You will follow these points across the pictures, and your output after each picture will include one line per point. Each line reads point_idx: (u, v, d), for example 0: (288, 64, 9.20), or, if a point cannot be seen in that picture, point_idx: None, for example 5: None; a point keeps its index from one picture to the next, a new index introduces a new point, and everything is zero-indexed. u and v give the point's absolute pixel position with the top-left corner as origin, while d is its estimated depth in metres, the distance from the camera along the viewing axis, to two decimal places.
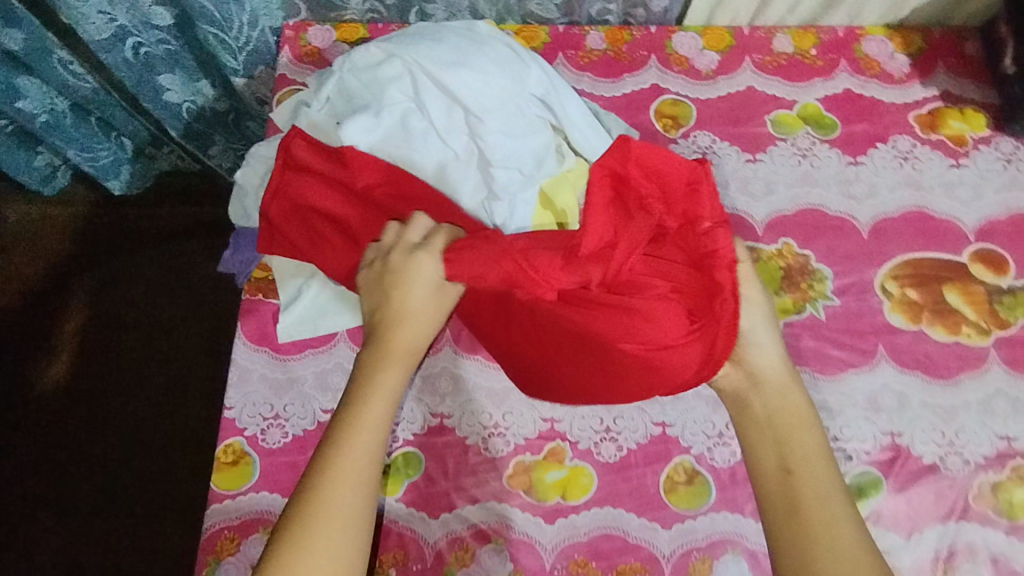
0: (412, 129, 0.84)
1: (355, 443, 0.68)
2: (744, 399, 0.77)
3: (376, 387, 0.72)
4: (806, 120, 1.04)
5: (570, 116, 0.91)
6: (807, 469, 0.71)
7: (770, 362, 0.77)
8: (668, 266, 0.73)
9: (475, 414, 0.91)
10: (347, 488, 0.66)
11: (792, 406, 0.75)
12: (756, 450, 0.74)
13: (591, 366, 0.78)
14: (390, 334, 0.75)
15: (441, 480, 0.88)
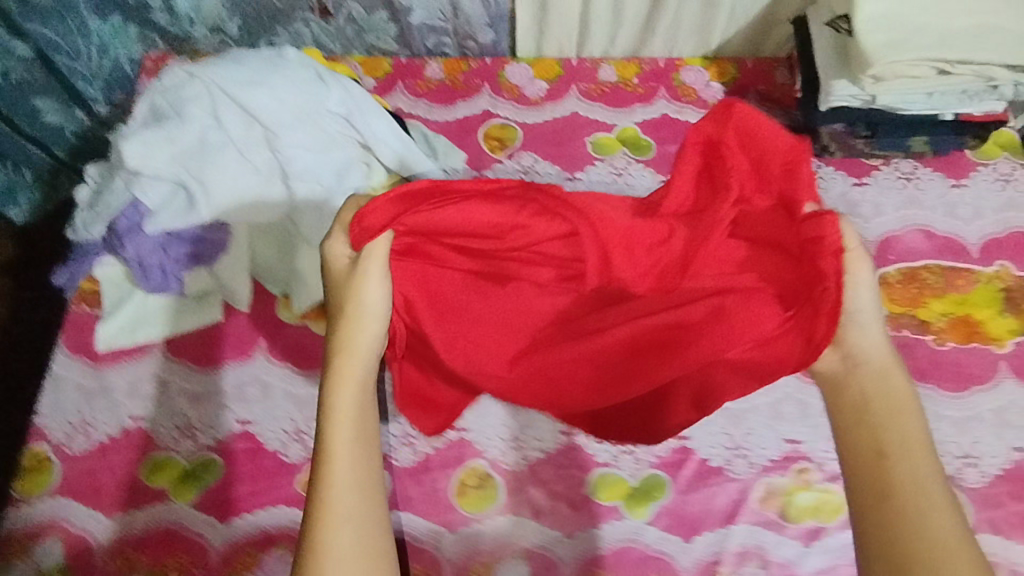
0: (210, 142, 0.90)
1: (332, 481, 0.57)
2: (854, 375, 0.61)
3: (334, 412, 0.60)
4: (624, 142, 1.10)
5: (377, 134, 0.97)
6: (924, 460, 0.55)
7: (875, 342, 0.62)
8: (756, 254, 0.67)
9: (279, 420, 0.95)
10: (349, 527, 0.56)
11: (931, 392, 0.58)
12: (849, 438, 0.58)
13: (623, 371, 0.71)
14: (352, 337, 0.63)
15: (237, 485, 0.91)
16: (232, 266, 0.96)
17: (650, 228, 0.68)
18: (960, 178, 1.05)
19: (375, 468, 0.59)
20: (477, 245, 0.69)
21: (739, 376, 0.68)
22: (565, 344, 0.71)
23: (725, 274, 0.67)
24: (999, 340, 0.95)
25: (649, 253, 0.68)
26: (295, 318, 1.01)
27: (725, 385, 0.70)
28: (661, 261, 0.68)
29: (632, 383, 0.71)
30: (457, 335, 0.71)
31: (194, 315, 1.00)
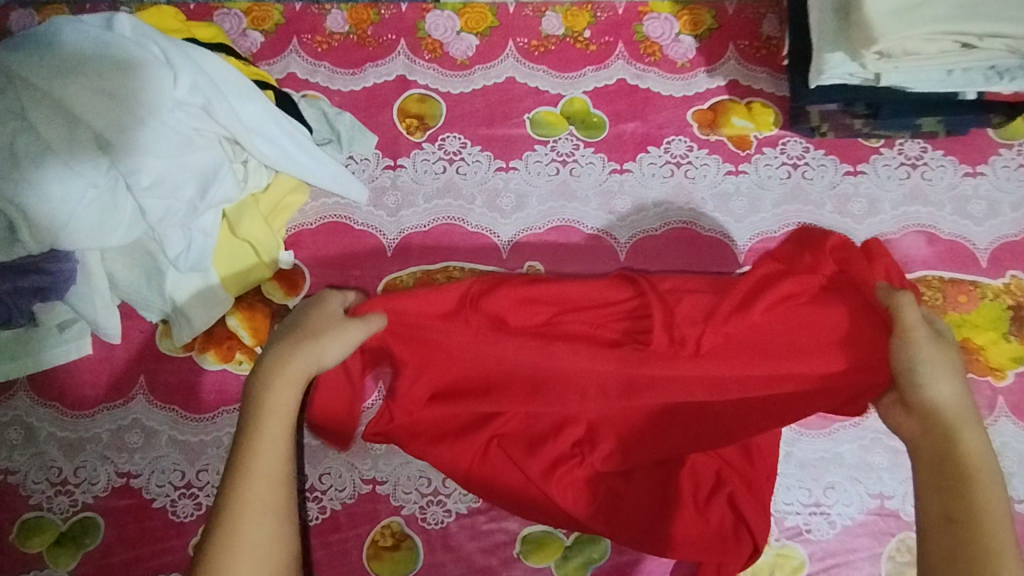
0: (25, 154, 0.70)
1: (249, 469, 0.63)
2: (952, 428, 0.65)
3: (266, 413, 0.66)
4: (570, 118, 0.89)
5: (246, 124, 0.78)
6: (975, 516, 0.61)
7: (956, 401, 0.66)
8: (801, 336, 0.75)
9: (165, 473, 0.82)
10: (254, 523, 0.62)
11: (967, 444, 0.64)
12: (926, 491, 0.64)
13: (644, 467, 0.77)
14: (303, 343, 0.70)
15: (121, 550, 0.80)
16: (88, 297, 0.79)
17: (699, 299, 0.76)
18: (975, 166, 0.87)
19: (281, 478, 0.64)
20: (564, 323, 0.77)
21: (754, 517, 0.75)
22: (563, 431, 0.77)
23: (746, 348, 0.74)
24: (999, 370, 0.82)
25: (726, 324, 0.75)
26: (177, 349, 0.85)
27: (749, 504, 0.76)
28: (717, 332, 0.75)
29: (691, 487, 0.76)
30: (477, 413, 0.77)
31: (56, 349, 0.84)
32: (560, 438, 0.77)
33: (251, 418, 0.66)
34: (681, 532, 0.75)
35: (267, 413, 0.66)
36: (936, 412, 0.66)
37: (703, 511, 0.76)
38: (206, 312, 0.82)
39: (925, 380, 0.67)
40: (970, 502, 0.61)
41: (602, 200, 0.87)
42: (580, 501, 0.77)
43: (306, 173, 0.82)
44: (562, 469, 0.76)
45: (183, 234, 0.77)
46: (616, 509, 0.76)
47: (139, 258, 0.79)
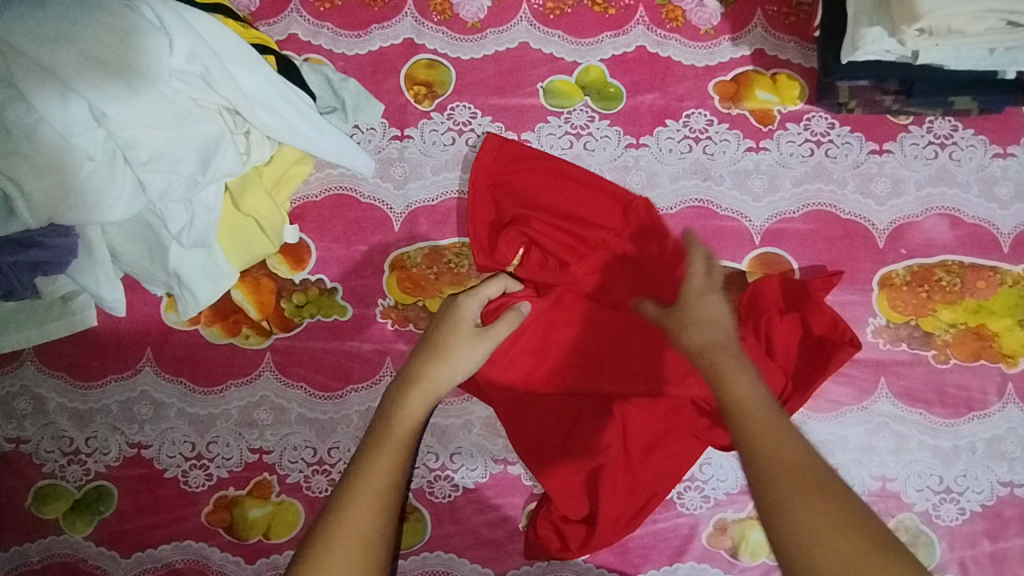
0: (16, 125, 0.66)
1: (364, 483, 0.63)
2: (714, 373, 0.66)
3: (396, 424, 0.67)
4: (586, 88, 0.86)
5: (246, 92, 0.75)
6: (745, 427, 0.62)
7: (715, 311, 0.70)
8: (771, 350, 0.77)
9: (175, 444, 0.83)
10: (365, 514, 0.62)
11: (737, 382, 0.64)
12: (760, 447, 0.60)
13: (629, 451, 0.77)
14: (441, 341, 0.73)
15: (136, 517, 0.81)
16: (91, 271, 0.77)
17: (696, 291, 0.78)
18: (1005, 146, 0.84)
19: (387, 529, 0.62)
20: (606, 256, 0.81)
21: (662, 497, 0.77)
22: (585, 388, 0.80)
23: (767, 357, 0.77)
24: (1011, 357, 0.81)
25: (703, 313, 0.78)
26: (183, 322, 0.85)
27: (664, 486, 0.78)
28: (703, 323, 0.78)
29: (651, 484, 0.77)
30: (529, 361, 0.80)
31: (61, 321, 0.83)
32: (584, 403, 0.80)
33: (370, 447, 0.66)
34: (622, 524, 0.77)
35: (401, 421, 0.67)
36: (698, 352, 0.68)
37: (646, 508, 0.77)
38: (210, 286, 0.80)
39: (678, 332, 0.71)
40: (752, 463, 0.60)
41: (616, 174, 0.85)
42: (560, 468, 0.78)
43: (310, 146, 0.79)
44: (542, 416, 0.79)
45: (185, 208, 0.75)
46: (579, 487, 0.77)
47: (140, 231, 0.77)
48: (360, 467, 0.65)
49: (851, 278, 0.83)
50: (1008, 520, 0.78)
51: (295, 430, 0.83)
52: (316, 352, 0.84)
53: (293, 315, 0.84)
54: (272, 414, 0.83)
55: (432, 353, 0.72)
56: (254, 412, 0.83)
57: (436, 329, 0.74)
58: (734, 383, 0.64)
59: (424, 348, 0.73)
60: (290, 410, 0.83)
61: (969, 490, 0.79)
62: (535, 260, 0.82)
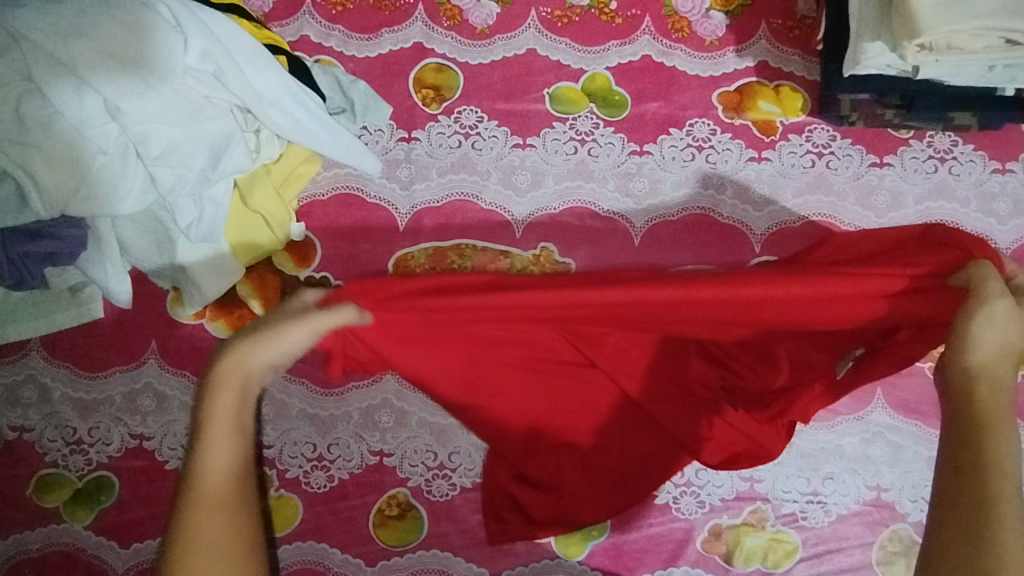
0: (32, 117, 0.68)
1: (201, 490, 0.61)
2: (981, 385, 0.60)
3: (215, 415, 0.64)
4: (592, 95, 0.88)
5: (258, 91, 0.76)
6: (979, 443, 0.56)
7: (994, 355, 0.62)
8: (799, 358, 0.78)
9: (177, 437, 0.84)
10: (212, 516, 0.60)
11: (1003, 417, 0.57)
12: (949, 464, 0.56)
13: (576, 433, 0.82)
14: (261, 325, 0.71)
15: (136, 508, 0.82)
16: (100, 263, 0.78)
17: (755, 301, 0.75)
18: (1005, 162, 0.85)
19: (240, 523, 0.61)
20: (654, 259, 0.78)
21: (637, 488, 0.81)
22: (472, 380, 0.80)
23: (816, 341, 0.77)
24: None
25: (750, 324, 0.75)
26: (188, 316, 0.86)
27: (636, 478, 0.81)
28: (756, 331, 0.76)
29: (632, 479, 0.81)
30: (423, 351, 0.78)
31: (69, 311, 0.85)
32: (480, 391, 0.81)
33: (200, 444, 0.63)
34: (610, 507, 0.80)
35: (212, 415, 0.64)
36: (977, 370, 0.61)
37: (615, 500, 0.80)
38: (217, 282, 0.81)
39: (970, 343, 0.62)
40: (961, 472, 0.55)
41: (619, 181, 0.86)
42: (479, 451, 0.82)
43: (320, 146, 0.81)
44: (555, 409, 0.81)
45: (194, 204, 0.76)
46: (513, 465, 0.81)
47: (150, 225, 0.79)
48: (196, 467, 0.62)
49: None
50: None
51: (296, 425, 0.84)
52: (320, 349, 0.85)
53: None
54: (274, 409, 0.84)
55: (257, 337, 0.70)
56: (256, 406, 0.84)
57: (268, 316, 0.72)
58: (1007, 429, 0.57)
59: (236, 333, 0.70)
60: (291, 406, 0.84)
61: None
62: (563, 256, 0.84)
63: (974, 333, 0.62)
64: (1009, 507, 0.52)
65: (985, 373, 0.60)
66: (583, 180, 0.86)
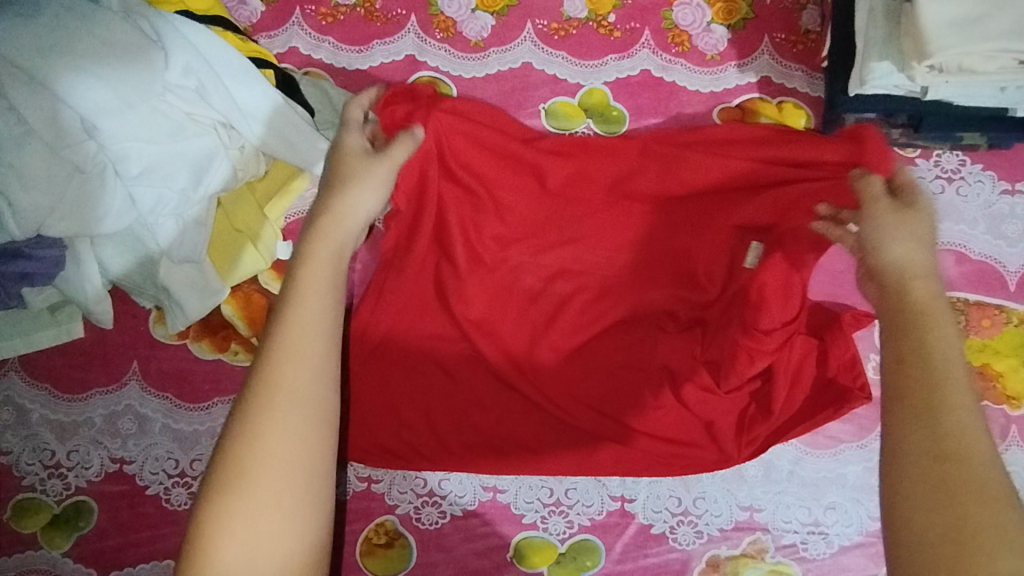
0: (7, 137, 0.66)
1: (277, 376, 0.50)
2: (901, 282, 0.55)
3: (302, 302, 0.53)
4: (589, 111, 0.85)
5: (242, 108, 0.73)
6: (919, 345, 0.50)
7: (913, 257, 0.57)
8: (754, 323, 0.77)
9: (159, 461, 0.81)
10: (291, 415, 0.49)
11: (931, 320, 0.51)
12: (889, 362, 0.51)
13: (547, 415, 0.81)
14: (337, 206, 0.62)
15: (115, 534, 0.80)
16: (79, 283, 0.75)
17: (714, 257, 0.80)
18: (1015, 182, 0.82)
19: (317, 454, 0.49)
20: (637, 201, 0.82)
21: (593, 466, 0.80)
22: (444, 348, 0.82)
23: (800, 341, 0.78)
24: (1015, 399, 0.80)
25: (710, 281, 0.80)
26: (171, 336, 0.83)
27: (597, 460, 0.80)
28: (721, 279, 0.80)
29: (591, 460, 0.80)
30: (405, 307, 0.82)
31: (48, 330, 0.82)
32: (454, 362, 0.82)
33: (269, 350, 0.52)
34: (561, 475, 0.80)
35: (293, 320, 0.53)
36: (897, 269, 0.57)
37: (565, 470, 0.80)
38: (199, 301, 0.79)
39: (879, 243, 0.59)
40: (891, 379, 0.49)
41: (616, 199, 0.83)
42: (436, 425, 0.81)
43: (307, 162, 0.78)
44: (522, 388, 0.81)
45: (175, 223, 0.74)
46: (462, 432, 0.80)
47: (129, 245, 0.75)
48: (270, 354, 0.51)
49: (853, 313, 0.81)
50: None
51: None
52: None
53: None
54: None
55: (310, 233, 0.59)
56: None
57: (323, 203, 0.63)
58: (921, 286, 0.55)
59: (319, 220, 0.60)
60: None
61: None
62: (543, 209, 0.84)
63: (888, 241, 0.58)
64: (956, 392, 0.47)
65: (903, 263, 0.57)
66: (579, 197, 0.84)
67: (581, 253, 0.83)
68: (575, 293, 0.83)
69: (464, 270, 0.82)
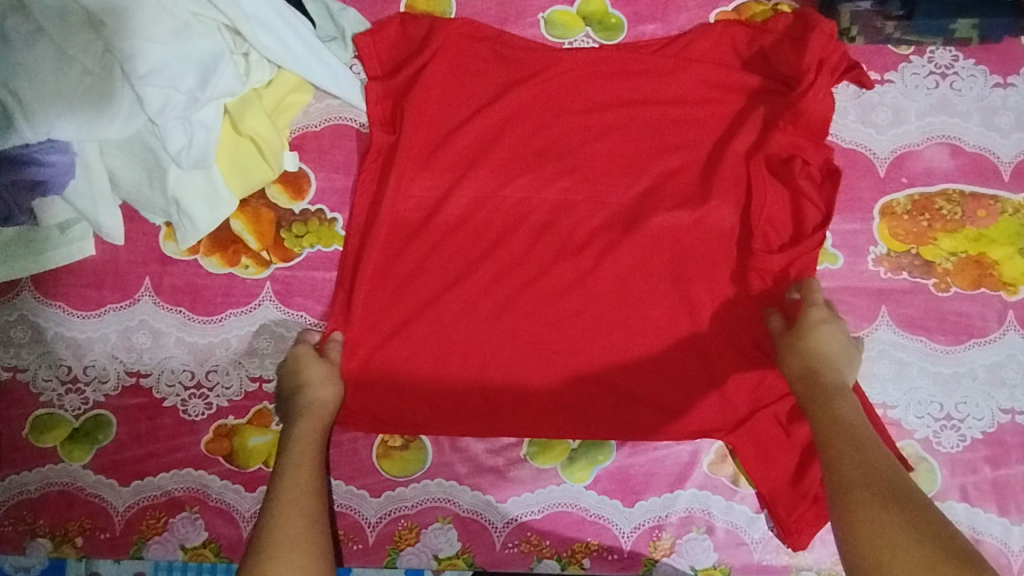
0: (16, 37, 0.67)
1: (280, 527, 0.64)
2: (829, 398, 0.69)
3: (293, 471, 0.69)
4: (587, 20, 0.87)
5: (245, 12, 0.75)
6: (829, 425, 0.66)
7: (824, 344, 0.73)
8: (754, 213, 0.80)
9: (175, 373, 0.82)
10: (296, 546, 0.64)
11: (838, 409, 0.68)
12: (824, 424, 0.67)
13: (554, 338, 0.79)
14: (309, 401, 0.74)
15: (135, 445, 0.81)
16: (88, 194, 0.77)
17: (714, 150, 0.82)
18: (1007, 76, 0.84)
19: (320, 543, 0.65)
20: (639, 103, 0.83)
21: (611, 416, 0.79)
22: (462, 294, 0.80)
23: (799, 246, 0.79)
24: (1012, 285, 0.81)
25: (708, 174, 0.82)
26: (182, 252, 0.84)
27: (613, 407, 0.79)
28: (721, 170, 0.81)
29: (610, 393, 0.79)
30: (407, 224, 0.81)
31: (60, 249, 0.83)
32: (446, 287, 0.80)
33: (275, 500, 0.67)
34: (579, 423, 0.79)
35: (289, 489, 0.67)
36: (806, 377, 0.72)
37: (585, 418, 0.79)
38: (209, 212, 0.80)
39: (780, 359, 0.74)
40: (825, 434, 0.66)
41: (619, 102, 0.84)
42: (430, 351, 0.79)
43: (309, 70, 0.79)
44: (533, 291, 0.80)
45: (183, 128, 0.74)
46: (481, 383, 0.79)
47: (138, 154, 0.77)
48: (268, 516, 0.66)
49: (852, 206, 0.83)
50: (1010, 447, 0.79)
51: None
52: (315, 282, 0.84)
53: (292, 244, 0.84)
54: (272, 342, 0.83)
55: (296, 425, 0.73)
56: (253, 340, 0.83)
57: (298, 394, 0.75)
58: (843, 406, 0.68)
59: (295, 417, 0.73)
60: (290, 338, 0.83)
61: (970, 418, 0.79)
62: (546, 109, 0.84)
63: (797, 349, 0.73)
64: (871, 445, 0.64)
65: (815, 373, 0.71)
66: (580, 100, 0.84)
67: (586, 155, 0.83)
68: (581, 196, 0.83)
69: (470, 175, 0.82)
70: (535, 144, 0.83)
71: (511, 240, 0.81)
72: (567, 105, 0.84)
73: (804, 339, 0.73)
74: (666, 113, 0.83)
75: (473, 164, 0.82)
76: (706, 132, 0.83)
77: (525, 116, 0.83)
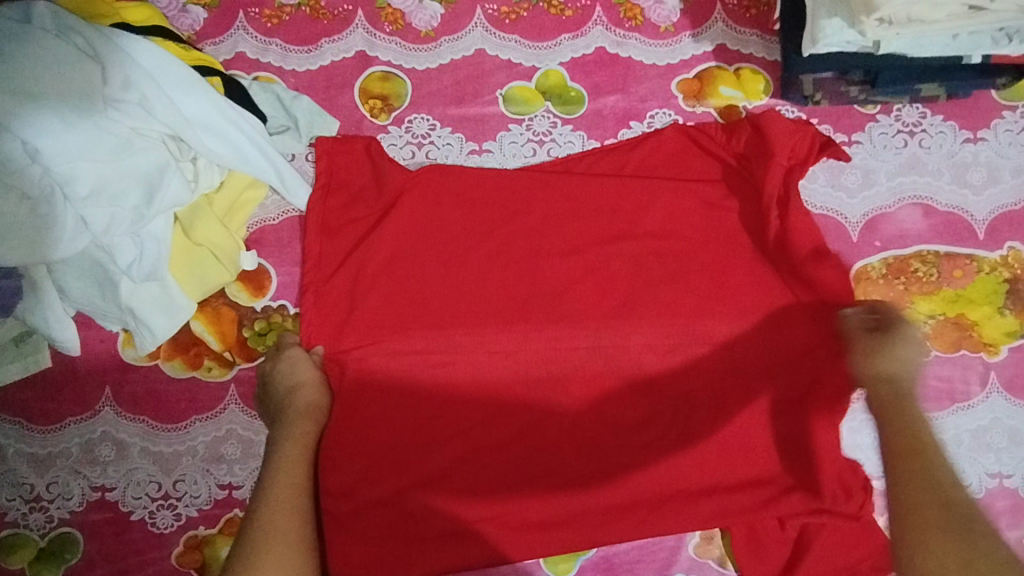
0: None
1: (277, 490, 0.65)
2: (902, 404, 0.63)
3: (280, 469, 0.67)
4: (547, 93, 0.85)
5: (189, 118, 0.72)
6: (922, 443, 0.59)
7: (908, 361, 0.65)
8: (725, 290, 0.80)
9: (141, 485, 0.80)
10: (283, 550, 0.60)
11: (920, 422, 0.61)
12: (897, 434, 0.60)
13: (510, 460, 0.77)
14: (298, 399, 0.73)
15: (103, 563, 0.78)
16: (40, 313, 0.75)
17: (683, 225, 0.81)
18: (976, 131, 0.83)
19: (305, 544, 0.61)
20: (603, 181, 0.82)
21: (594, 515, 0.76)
22: (442, 414, 0.78)
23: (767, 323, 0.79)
24: (992, 346, 0.80)
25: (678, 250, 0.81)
26: (142, 358, 0.82)
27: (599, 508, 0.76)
28: (688, 248, 0.81)
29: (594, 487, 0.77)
30: (367, 326, 0.78)
31: (14, 363, 0.80)
32: (421, 410, 0.78)
33: (262, 500, 0.64)
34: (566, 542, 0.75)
35: (276, 487, 0.65)
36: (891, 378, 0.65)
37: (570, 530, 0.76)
38: (167, 319, 0.77)
39: (864, 358, 0.67)
40: (898, 434, 0.60)
41: (583, 179, 0.82)
42: (377, 476, 0.76)
43: (260, 170, 0.76)
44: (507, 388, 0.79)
45: (133, 242, 0.72)
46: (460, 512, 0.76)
47: (88, 268, 0.74)
48: (260, 504, 0.63)
49: None
50: (998, 513, 0.77)
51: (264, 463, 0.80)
52: None
53: (256, 344, 0.81)
54: (240, 448, 0.80)
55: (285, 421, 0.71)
56: (220, 447, 0.80)
57: (282, 388, 0.74)
58: (914, 419, 0.61)
59: (287, 420, 0.72)
60: (258, 443, 0.81)
61: None
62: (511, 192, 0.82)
63: (889, 351, 0.66)
64: (945, 472, 0.57)
65: (899, 385, 0.64)
66: (545, 179, 0.82)
67: (554, 236, 0.81)
68: (550, 278, 0.80)
69: (435, 262, 0.80)
70: (501, 227, 0.81)
71: (482, 328, 0.79)
72: (530, 187, 0.82)
73: (899, 344, 0.66)
74: (633, 189, 0.82)
75: (437, 252, 0.80)
76: (675, 207, 0.81)
77: (488, 200, 0.82)
